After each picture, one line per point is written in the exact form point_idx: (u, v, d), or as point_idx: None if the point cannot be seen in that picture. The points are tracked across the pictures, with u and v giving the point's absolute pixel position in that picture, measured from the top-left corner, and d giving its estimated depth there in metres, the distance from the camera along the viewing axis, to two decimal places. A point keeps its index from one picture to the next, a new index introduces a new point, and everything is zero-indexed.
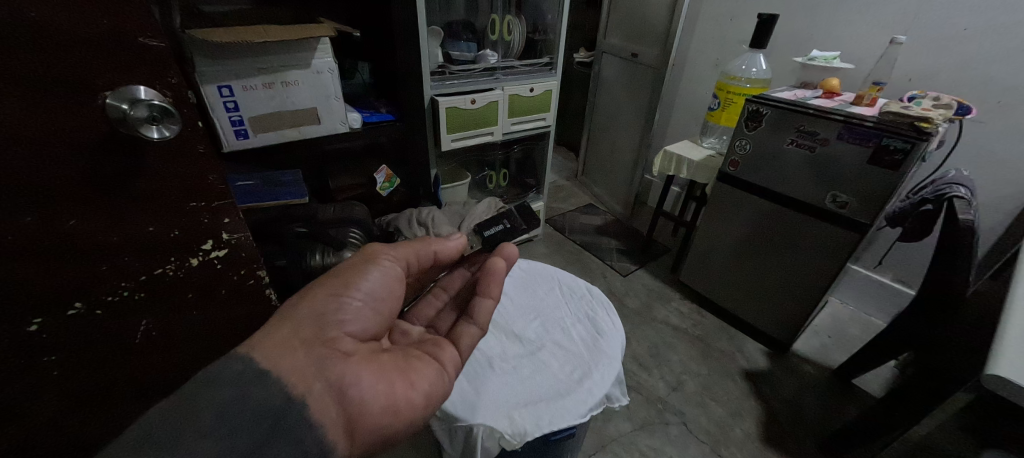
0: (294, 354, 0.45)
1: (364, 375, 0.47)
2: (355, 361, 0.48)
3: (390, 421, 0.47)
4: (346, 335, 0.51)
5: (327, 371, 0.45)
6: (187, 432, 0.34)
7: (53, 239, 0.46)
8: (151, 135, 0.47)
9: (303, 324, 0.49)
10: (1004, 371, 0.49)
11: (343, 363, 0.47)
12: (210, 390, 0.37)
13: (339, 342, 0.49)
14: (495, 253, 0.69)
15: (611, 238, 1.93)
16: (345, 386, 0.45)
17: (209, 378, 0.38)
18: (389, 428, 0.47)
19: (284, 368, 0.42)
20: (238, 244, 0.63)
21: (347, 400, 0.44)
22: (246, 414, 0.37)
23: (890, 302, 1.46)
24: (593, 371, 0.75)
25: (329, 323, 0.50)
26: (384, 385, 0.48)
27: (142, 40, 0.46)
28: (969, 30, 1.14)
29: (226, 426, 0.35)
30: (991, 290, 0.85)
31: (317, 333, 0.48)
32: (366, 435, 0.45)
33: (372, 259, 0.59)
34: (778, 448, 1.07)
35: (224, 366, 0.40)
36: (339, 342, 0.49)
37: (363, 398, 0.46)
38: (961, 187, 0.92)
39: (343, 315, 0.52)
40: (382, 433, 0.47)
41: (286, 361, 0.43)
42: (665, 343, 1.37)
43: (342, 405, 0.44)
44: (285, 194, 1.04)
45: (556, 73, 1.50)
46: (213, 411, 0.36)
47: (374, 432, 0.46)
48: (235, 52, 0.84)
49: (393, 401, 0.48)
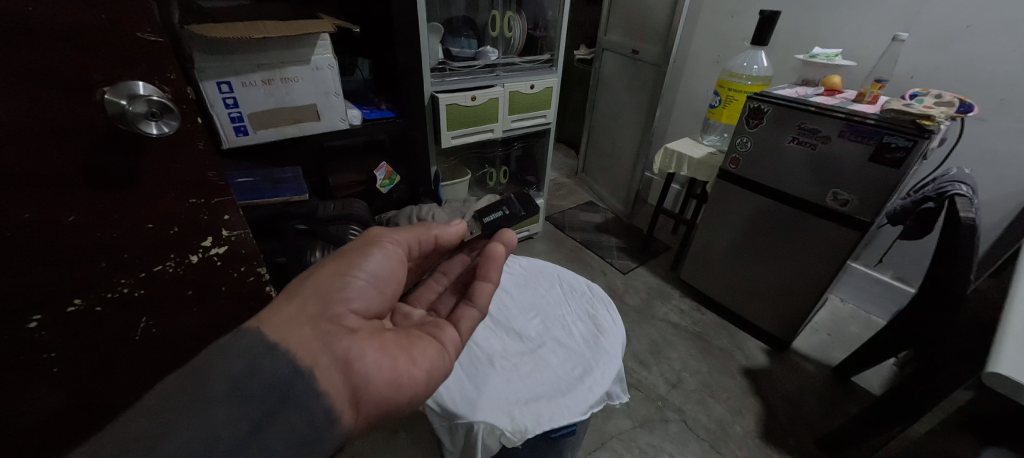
0: (300, 328, 0.43)
1: (369, 350, 0.46)
2: (360, 337, 0.47)
3: (393, 394, 0.47)
4: (351, 312, 0.50)
5: (333, 345, 0.44)
6: (198, 402, 0.33)
7: (52, 235, 0.46)
8: (149, 131, 0.47)
9: (309, 302, 0.47)
10: (1007, 370, 0.48)
11: (349, 338, 0.46)
12: (222, 362, 0.36)
13: (344, 318, 0.49)
14: (494, 238, 0.69)
15: (611, 236, 1.93)
16: (351, 359, 0.44)
17: (221, 348, 0.37)
18: (392, 401, 0.47)
19: (291, 340, 0.41)
20: (238, 242, 0.62)
21: (353, 374, 0.44)
22: (257, 385, 0.36)
23: (890, 300, 1.46)
24: (594, 369, 0.75)
25: (334, 300, 0.49)
26: (388, 359, 0.47)
27: (140, 35, 0.45)
28: (972, 28, 1.13)
29: (237, 396, 0.34)
30: (992, 288, 0.85)
31: (323, 310, 0.47)
32: (369, 406, 0.44)
33: (374, 242, 0.59)
34: (778, 445, 1.08)
35: (236, 337, 0.39)
36: (344, 319, 0.48)
37: (368, 373, 0.45)
38: (962, 184, 0.92)
39: (348, 293, 0.51)
40: (386, 406, 0.46)
41: (294, 334, 0.42)
42: (665, 340, 1.37)
43: (348, 378, 0.43)
44: (284, 191, 1.04)
45: (556, 70, 1.49)
46: (225, 381, 0.35)
47: (377, 404, 0.45)
48: (233, 47, 0.83)
49: (396, 376, 0.47)
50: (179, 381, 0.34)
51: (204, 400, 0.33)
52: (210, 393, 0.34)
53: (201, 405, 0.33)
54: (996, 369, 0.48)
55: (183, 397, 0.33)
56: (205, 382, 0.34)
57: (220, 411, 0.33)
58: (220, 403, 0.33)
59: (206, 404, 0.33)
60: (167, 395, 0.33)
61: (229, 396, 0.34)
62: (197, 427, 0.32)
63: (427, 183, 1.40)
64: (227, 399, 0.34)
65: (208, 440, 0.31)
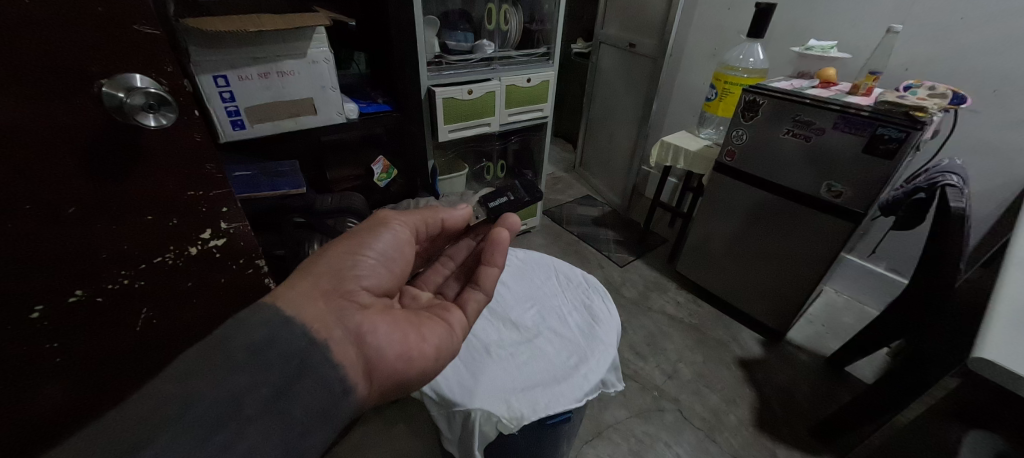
0: (315, 302, 0.44)
1: (380, 325, 0.48)
2: (372, 313, 0.49)
3: (405, 368, 0.49)
4: (363, 289, 0.51)
5: (347, 320, 0.45)
6: (221, 369, 0.34)
7: (53, 226, 0.46)
8: (147, 123, 0.47)
9: (322, 278, 0.48)
10: (989, 353, 0.50)
11: (361, 314, 0.47)
12: (242, 333, 0.37)
13: (356, 294, 0.50)
14: (499, 223, 0.69)
15: (608, 229, 1.94)
16: (363, 334, 0.45)
17: (242, 321, 0.38)
18: (403, 374, 0.48)
19: (306, 314, 0.42)
20: (236, 234, 0.63)
21: (366, 348, 0.45)
22: (276, 354, 0.37)
23: (884, 291, 1.48)
24: (589, 357, 0.76)
25: (347, 277, 0.50)
26: (400, 334, 0.49)
27: (136, 27, 0.45)
28: (966, 20, 1.14)
29: (256, 366, 0.35)
30: (981, 278, 0.86)
31: (335, 285, 0.48)
32: (382, 379, 0.46)
33: (382, 223, 0.60)
34: (771, 433, 1.09)
35: (255, 312, 0.39)
36: (357, 295, 0.50)
37: (380, 347, 0.46)
38: (954, 174, 0.93)
39: (360, 271, 0.52)
40: (397, 378, 0.48)
41: (308, 308, 0.43)
42: (661, 332, 1.39)
43: (361, 351, 0.44)
44: (281, 184, 1.01)
45: (553, 63, 1.49)
46: (244, 351, 0.36)
47: (389, 377, 0.47)
48: (228, 40, 0.83)
49: (407, 350, 0.49)
50: (201, 350, 0.35)
51: (224, 369, 0.34)
52: (231, 362, 0.35)
53: (223, 373, 0.34)
54: (984, 355, 0.49)
55: (205, 365, 0.34)
56: (225, 351, 0.35)
57: (240, 379, 0.34)
58: (241, 371, 0.34)
59: (227, 371, 0.34)
60: (190, 363, 0.34)
61: (249, 365, 0.35)
62: (218, 395, 0.33)
63: (425, 177, 1.40)
64: (249, 367, 0.35)
65: (232, 407, 0.33)
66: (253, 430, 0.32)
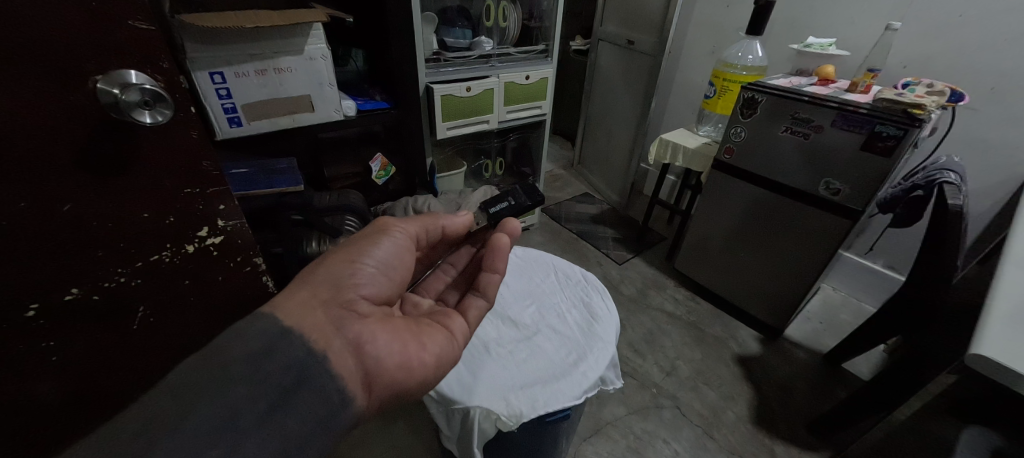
0: (314, 312, 0.44)
1: (379, 334, 0.48)
2: (371, 322, 0.48)
3: (404, 376, 0.48)
4: (362, 297, 0.51)
5: (346, 330, 0.45)
6: (219, 379, 0.34)
7: (48, 224, 0.46)
8: (143, 120, 0.47)
9: (321, 288, 0.48)
10: (985, 350, 0.50)
11: (361, 323, 0.47)
12: (240, 342, 0.37)
13: (355, 303, 0.49)
14: (500, 228, 0.69)
15: (606, 227, 1.94)
16: (363, 343, 0.45)
17: (240, 330, 0.38)
18: (403, 382, 0.48)
19: (304, 324, 0.41)
20: (234, 232, 0.63)
21: (365, 356, 0.45)
22: (272, 365, 0.36)
23: (880, 288, 1.49)
24: (588, 354, 0.76)
25: (345, 287, 0.50)
26: (399, 343, 0.49)
27: (131, 23, 0.45)
28: (964, 17, 1.14)
29: (253, 377, 0.35)
30: (978, 275, 0.86)
31: (335, 295, 0.48)
32: (383, 387, 0.46)
33: (383, 230, 0.60)
34: (768, 430, 1.10)
35: (252, 320, 0.39)
36: (356, 304, 0.49)
37: (380, 356, 0.46)
38: (951, 172, 0.94)
39: (359, 279, 0.52)
40: (397, 387, 0.48)
41: (306, 319, 0.42)
42: (659, 329, 1.39)
43: (360, 361, 0.44)
44: (279, 181, 1.03)
45: (552, 61, 1.48)
46: (243, 361, 0.35)
47: (390, 385, 0.47)
48: (226, 37, 0.83)
49: (407, 359, 0.49)
50: (197, 361, 0.35)
51: (223, 378, 0.34)
52: (229, 373, 0.34)
53: (222, 383, 0.34)
54: (981, 352, 0.49)
55: (204, 374, 0.34)
56: (224, 361, 0.35)
57: (238, 391, 0.34)
58: (240, 382, 0.34)
59: (226, 383, 0.34)
60: (187, 373, 0.34)
61: (248, 376, 0.35)
62: (216, 404, 0.32)
63: (423, 174, 1.40)
64: (246, 378, 0.35)
65: (229, 418, 0.32)
66: (251, 441, 0.32)
